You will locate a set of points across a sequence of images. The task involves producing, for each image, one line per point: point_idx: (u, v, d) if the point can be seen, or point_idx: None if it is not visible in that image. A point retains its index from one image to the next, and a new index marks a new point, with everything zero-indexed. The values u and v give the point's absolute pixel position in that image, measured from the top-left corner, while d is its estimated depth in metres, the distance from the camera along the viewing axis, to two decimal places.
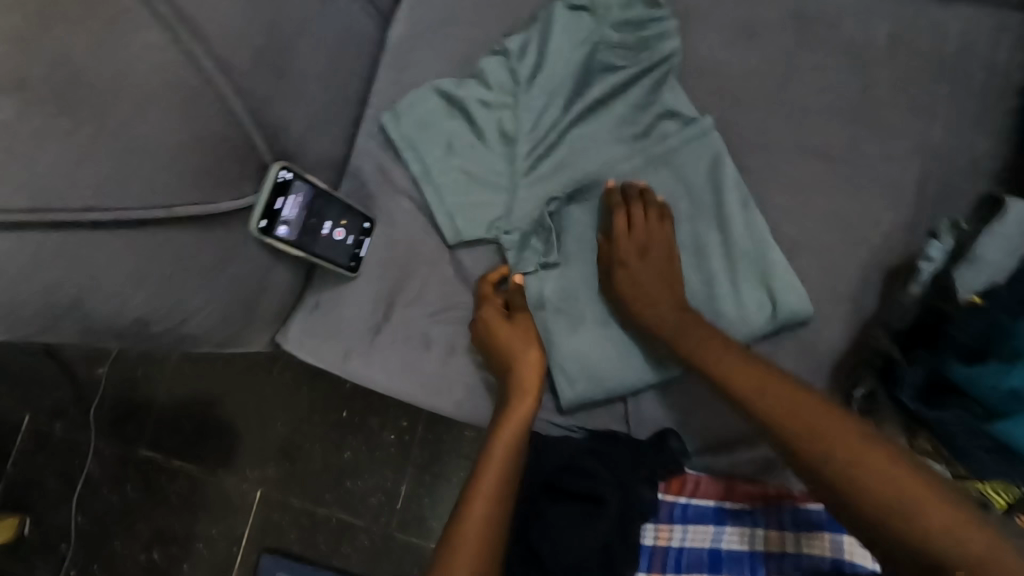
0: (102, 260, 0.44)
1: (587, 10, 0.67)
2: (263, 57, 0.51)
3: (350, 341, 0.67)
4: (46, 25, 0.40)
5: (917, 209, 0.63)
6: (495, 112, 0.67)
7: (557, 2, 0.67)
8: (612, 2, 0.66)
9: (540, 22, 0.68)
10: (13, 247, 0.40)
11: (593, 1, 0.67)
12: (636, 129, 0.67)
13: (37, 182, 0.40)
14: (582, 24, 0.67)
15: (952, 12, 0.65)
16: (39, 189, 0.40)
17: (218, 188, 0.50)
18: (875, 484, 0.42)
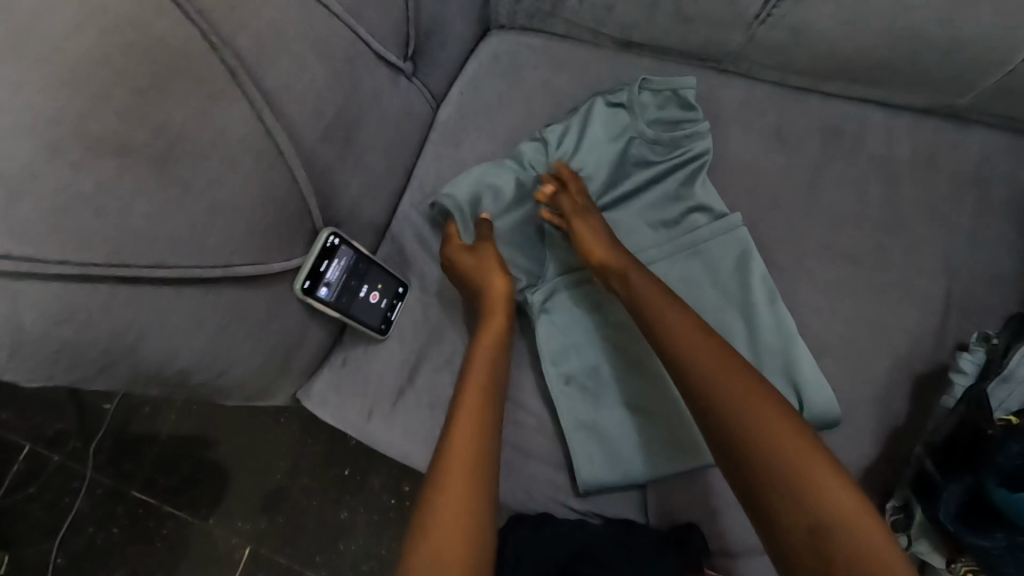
0: (166, 307, 0.45)
1: (625, 106, 0.72)
2: (331, 134, 0.55)
3: (373, 404, 0.67)
4: (156, 99, 0.43)
5: (945, 318, 0.64)
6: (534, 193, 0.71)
7: (597, 98, 0.72)
8: (649, 102, 0.71)
9: (580, 113, 0.72)
10: (87, 293, 0.41)
11: (632, 99, 0.71)
12: (665, 219, 0.70)
13: (125, 234, 0.42)
14: (618, 120, 0.72)
15: (972, 136, 0.69)
16: (128, 242, 0.42)
17: (275, 248, 0.52)
18: (776, 452, 0.45)
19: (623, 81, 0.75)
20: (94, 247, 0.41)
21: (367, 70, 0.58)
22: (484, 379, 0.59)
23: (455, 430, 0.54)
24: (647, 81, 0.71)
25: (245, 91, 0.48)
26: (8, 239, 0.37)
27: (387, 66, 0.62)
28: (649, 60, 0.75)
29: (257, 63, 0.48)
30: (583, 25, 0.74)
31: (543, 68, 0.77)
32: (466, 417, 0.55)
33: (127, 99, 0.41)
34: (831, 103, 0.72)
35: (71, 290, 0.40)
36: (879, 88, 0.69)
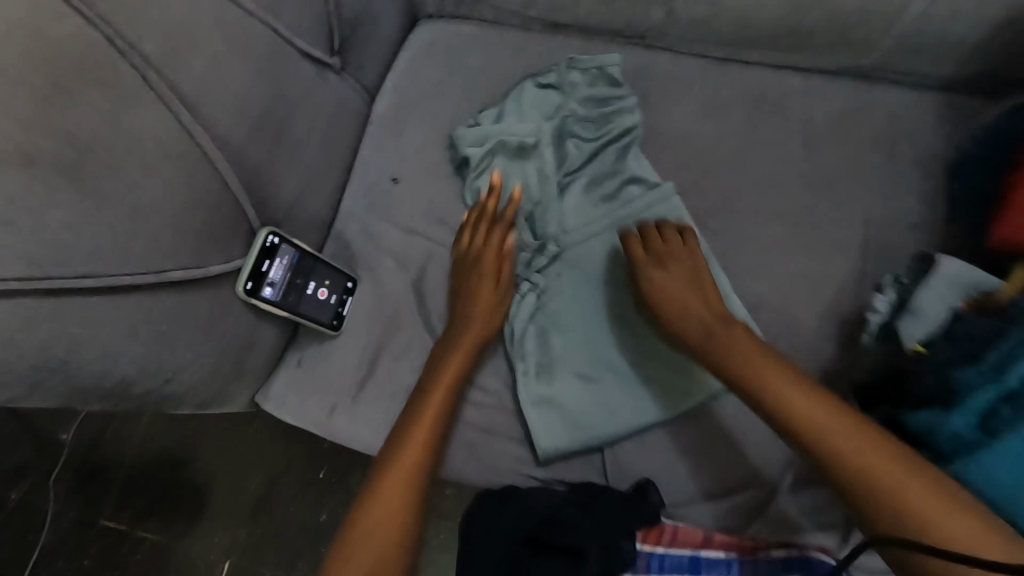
0: (96, 317, 0.45)
1: (554, 86, 0.74)
2: (258, 132, 0.55)
3: (333, 400, 0.68)
4: (61, 108, 0.43)
5: (868, 264, 0.68)
6: (475, 180, 0.72)
7: (527, 81, 0.74)
8: (577, 80, 0.73)
9: (513, 95, 0.74)
10: (8, 309, 0.41)
11: (560, 79, 0.74)
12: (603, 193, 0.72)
13: (43, 246, 0.42)
14: (550, 100, 0.74)
15: (884, 91, 0.73)
16: (47, 253, 0.42)
17: (209, 250, 0.52)
18: (850, 464, 0.44)
19: (554, 61, 0.77)
20: (12, 262, 0.40)
21: (289, 65, 0.58)
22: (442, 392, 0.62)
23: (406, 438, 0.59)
24: (573, 60, 0.74)
25: (156, 92, 0.48)
26: None
27: (312, 62, 0.62)
28: (577, 39, 0.77)
29: (172, 65, 0.48)
30: (509, 9, 0.76)
31: (475, 55, 0.77)
32: (409, 449, 0.58)
33: (31, 111, 0.41)
34: (751, 70, 0.75)
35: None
36: (793, 53, 0.73)
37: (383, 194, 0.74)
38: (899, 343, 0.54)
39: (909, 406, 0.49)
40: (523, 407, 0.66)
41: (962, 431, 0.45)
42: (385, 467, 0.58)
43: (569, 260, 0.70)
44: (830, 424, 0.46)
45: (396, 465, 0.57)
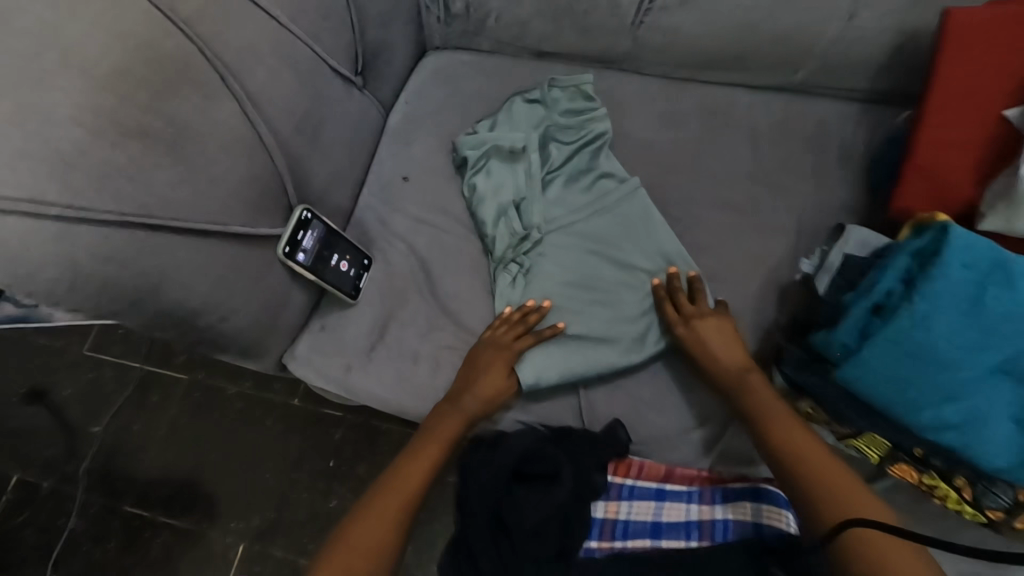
0: (180, 254, 0.58)
1: (539, 102, 0.89)
2: (301, 128, 0.70)
3: (348, 358, 0.80)
4: (168, 97, 0.57)
5: (801, 243, 0.81)
6: (472, 175, 0.86)
7: (516, 97, 0.89)
8: (557, 96, 0.88)
9: (505, 108, 0.88)
10: (123, 238, 0.53)
11: (544, 95, 0.88)
12: (582, 188, 0.85)
13: (150, 194, 0.55)
14: (536, 112, 0.88)
15: (813, 102, 0.88)
16: (152, 200, 0.55)
17: (261, 215, 0.65)
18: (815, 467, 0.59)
19: (539, 82, 0.92)
20: (129, 205, 0.53)
21: (325, 79, 0.73)
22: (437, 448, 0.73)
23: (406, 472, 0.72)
24: (554, 80, 0.88)
25: (232, 92, 0.62)
26: (72, 195, 0.50)
27: (342, 78, 0.77)
28: (559, 65, 0.93)
29: (243, 74, 0.63)
30: (502, 40, 0.92)
31: (472, 78, 0.93)
32: (421, 462, 0.72)
33: (147, 96, 0.55)
34: (702, 87, 0.90)
35: (113, 234, 0.53)
36: (736, 72, 0.88)
37: (394, 189, 0.88)
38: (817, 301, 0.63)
39: (818, 327, 0.61)
40: (518, 374, 0.74)
41: (849, 343, 0.56)
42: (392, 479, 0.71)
43: (552, 242, 0.82)
44: (807, 444, 0.61)
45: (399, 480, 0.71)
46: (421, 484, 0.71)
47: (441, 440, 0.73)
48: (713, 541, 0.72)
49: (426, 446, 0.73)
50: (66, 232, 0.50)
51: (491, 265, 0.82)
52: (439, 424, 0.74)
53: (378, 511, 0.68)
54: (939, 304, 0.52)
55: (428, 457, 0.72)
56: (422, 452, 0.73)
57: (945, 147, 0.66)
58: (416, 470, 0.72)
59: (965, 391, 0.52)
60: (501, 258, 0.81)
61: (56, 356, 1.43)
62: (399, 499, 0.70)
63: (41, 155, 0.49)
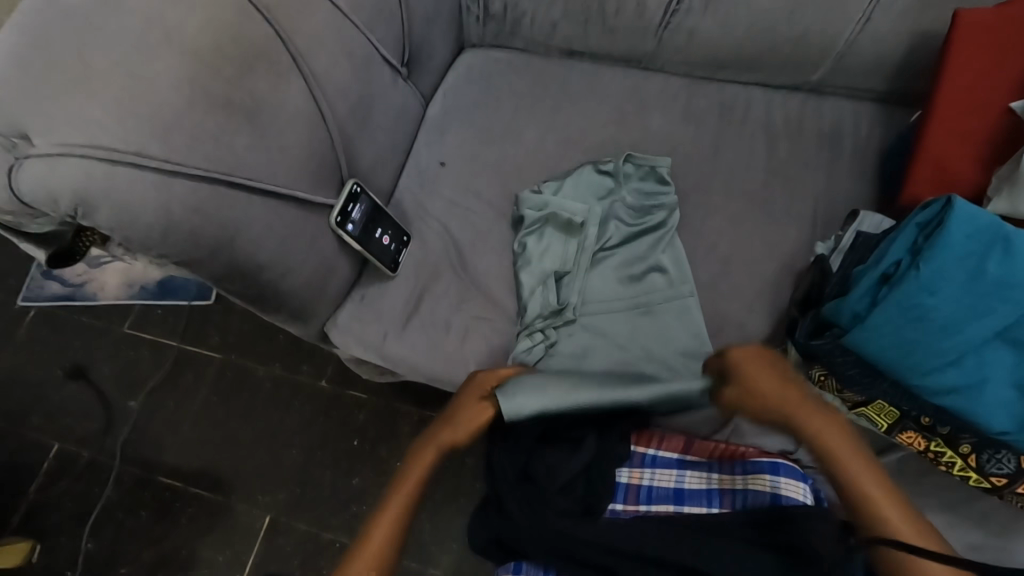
0: (253, 211, 0.64)
1: (611, 174, 0.90)
2: (355, 109, 0.76)
3: (387, 327, 0.86)
4: (248, 71, 0.64)
5: (814, 231, 0.85)
6: (525, 236, 0.87)
7: (588, 165, 0.90)
8: (631, 172, 0.89)
9: (573, 174, 0.89)
10: (207, 192, 0.60)
11: (616, 168, 0.89)
12: (631, 271, 0.85)
13: (231, 156, 0.61)
14: (604, 183, 0.90)
15: (828, 101, 0.92)
16: (233, 161, 0.62)
17: (319, 184, 0.72)
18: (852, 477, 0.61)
19: (568, 78, 0.98)
20: (213, 164, 0.60)
21: (377, 67, 0.80)
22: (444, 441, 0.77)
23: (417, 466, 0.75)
24: (632, 155, 0.89)
25: (301, 72, 0.69)
26: (168, 152, 0.57)
27: (390, 67, 0.84)
28: (587, 63, 0.99)
29: (310, 56, 0.70)
30: (534, 40, 0.99)
31: (506, 74, 1.00)
32: (402, 492, 0.73)
33: (232, 70, 0.62)
34: (722, 86, 0.96)
35: (200, 187, 0.59)
36: (754, 73, 0.93)
37: (432, 174, 0.94)
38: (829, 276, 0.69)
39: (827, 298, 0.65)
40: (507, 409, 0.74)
41: (859, 311, 0.60)
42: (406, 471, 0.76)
43: (584, 323, 0.83)
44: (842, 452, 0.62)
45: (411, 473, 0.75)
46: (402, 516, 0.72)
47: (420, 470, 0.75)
48: (733, 508, 0.74)
49: (407, 478, 0.75)
50: (161, 182, 0.57)
51: (519, 328, 0.84)
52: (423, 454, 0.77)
53: (395, 507, 0.72)
54: (942, 270, 0.56)
55: (403, 490, 0.74)
56: (399, 487, 0.74)
57: (952, 138, 0.70)
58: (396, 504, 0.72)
59: (967, 354, 0.57)
60: (533, 325, 0.83)
61: (97, 334, 1.51)
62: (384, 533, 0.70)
63: (144, 116, 0.57)
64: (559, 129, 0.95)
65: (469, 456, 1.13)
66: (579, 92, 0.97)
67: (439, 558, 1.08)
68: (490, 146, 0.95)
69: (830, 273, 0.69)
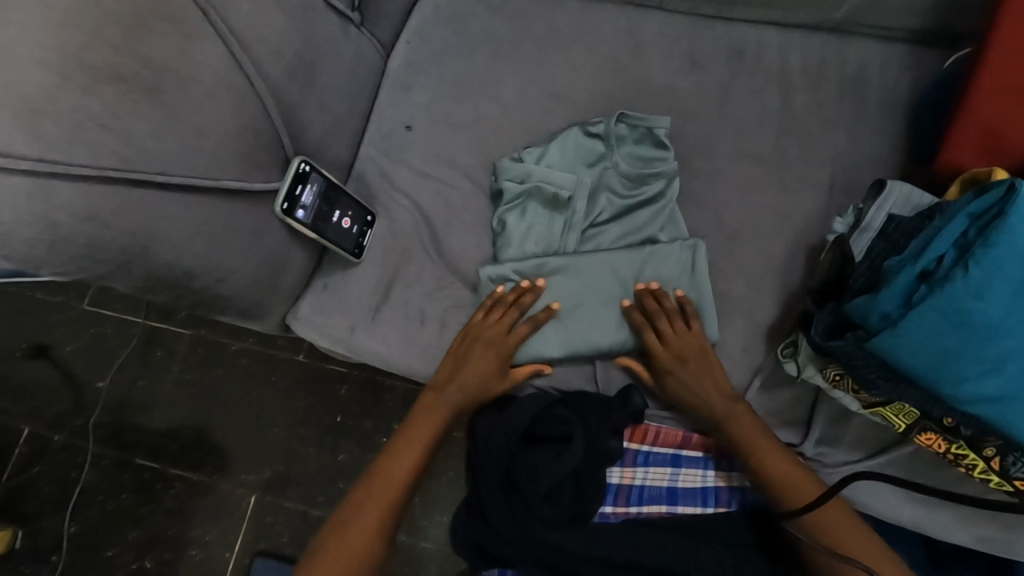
0: (170, 210, 0.53)
1: (602, 137, 0.77)
2: (293, 70, 0.63)
3: (355, 318, 0.75)
4: (141, 31, 0.51)
5: (832, 198, 0.76)
6: (504, 212, 0.76)
7: (576, 127, 0.77)
8: (624, 135, 0.77)
9: (558, 138, 0.77)
10: (103, 193, 0.49)
11: (607, 130, 0.76)
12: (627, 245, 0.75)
13: (130, 145, 0.50)
14: (594, 149, 0.77)
15: (853, 43, 0.80)
16: (133, 152, 0.50)
17: (253, 169, 0.60)
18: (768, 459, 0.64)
19: (551, 19, 0.84)
20: (106, 157, 0.48)
21: (319, 16, 0.66)
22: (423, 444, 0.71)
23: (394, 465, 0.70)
24: (625, 115, 0.76)
25: (216, 31, 0.56)
26: (41, 147, 0.46)
27: (336, 14, 0.70)
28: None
29: (225, 8, 0.57)
30: None
31: (480, 16, 0.85)
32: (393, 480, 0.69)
33: (116, 30, 0.49)
34: (732, 26, 0.82)
35: (91, 191, 0.48)
36: (771, 9, 0.80)
37: (397, 140, 0.81)
38: (852, 263, 0.60)
39: (852, 292, 0.58)
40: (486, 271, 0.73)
41: (890, 310, 0.52)
42: (383, 470, 0.70)
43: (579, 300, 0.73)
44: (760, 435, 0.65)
45: (389, 474, 0.69)
46: (401, 491, 0.69)
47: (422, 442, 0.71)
48: (729, 506, 0.71)
49: (385, 480, 0.69)
50: (40, 189, 0.46)
51: None
52: (422, 422, 0.72)
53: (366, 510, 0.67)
54: (995, 267, 0.48)
55: (383, 496, 0.68)
56: (377, 492, 0.68)
57: (1005, 95, 0.59)
58: (394, 478, 0.69)
59: (1010, 361, 0.49)
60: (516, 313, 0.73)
61: (56, 312, 1.40)
62: (380, 503, 0.68)
63: (1, 101, 0.44)
64: (543, 82, 0.82)
65: (457, 433, 1.09)
66: (566, 36, 0.83)
67: (429, 533, 1.06)
68: (464, 104, 0.82)
69: (853, 260, 0.60)
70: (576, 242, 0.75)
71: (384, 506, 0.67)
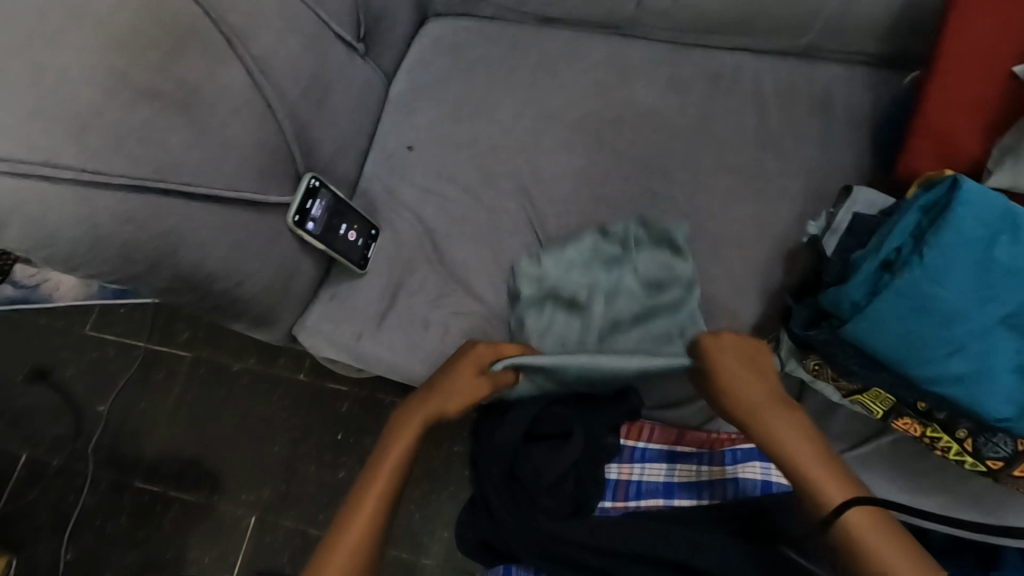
0: (196, 217, 0.58)
1: (619, 240, 0.80)
2: (307, 94, 0.69)
3: (360, 326, 0.79)
4: (175, 56, 0.56)
5: (806, 206, 0.81)
6: (523, 313, 0.78)
7: (592, 231, 0.80)
8: (644, 240, 0.79)
9: (575, 242, 0.80)
10: (138, 200, 0.53)
11: (626, 234, 0.79)
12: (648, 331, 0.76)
13: (163, 156, 0.55)
14: (612, 250, 0.80)
15: (820, 66, 0.87)
16: (166, 162, 0.55)
17: (271, 183, 0.65)
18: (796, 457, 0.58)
19: (543, 48, 0.91)
20: (142, 167, 0.53)
21: (331, 45, 0.72)
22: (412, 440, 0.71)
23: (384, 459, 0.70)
24: (643, 222, 0.79)
25: (240, 58, 0.62)
26: (85, 157, 0.50)
27: (346, 44, 0.76)
28: (563, 31, 0.92)
29: (248, 36, 0.62)
30: (506, 6, 0.91)
31: (477, 46, 0.92)
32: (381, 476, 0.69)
33: (154, 54, 0.55)
34: (708, 52, 0.89)
35: (128, 197, 0.53)
36: (743, 36, 0.87)
37: (400, 159, 0.87)
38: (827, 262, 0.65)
39: (825, 286, 0.63)
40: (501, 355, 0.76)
41: (858, 299, 0.57)
42: (374, 465, 0.70)
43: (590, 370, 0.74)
44: (788, 430, 0.60)
45: (380, 470, 0.69)
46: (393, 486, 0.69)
47: (409, 439, 0.71)
48: (724, 499, 0.73)
49: (379, 476, 0.69)
50: (83, 195, 0.51)
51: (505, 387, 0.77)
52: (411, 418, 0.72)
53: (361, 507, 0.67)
54: (947, 253, 0.53)
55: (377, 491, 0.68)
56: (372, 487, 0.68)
57: (951, 108, 0.66)
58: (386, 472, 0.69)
59: (970, 343, 0.54)
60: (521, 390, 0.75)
61: (59, 336, 1.42)
62: (375, 501, 0.68)
63: (52, 117, 0.49)
64: (536, 105, 0.89)
65: (457, 445, 1.11)
66: (557, 63, 0.90)
67: (430, 547, 1.07)
68: (463, 126, 0.88)
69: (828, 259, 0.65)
70: (614, 380, 0.71)
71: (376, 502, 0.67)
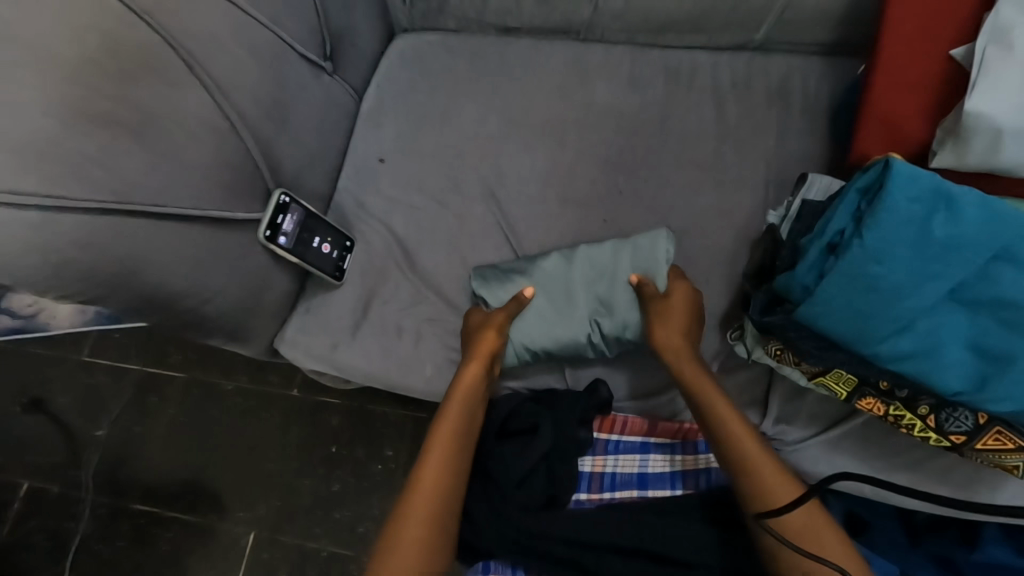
0: (158, 237, 0.60)
1: None
2: (268, 112, 0.71)
3: (335, 336, 0.80)
4: (132, 84, 0.59)
5: (768, 196, 0.83)
6: None
7: None
8: None
9: None
10: (98, 223, 0.56)
11: None
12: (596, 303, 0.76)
13: (122, 180, 0.57)
14: None
15: (775, 58, 0.89)
16: (125, 186, 0.57)
17: (235, 201, 0.67)
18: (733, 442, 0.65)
19: (505, 56, 0.93)
20: (101, 191, 0.56)
21: (292, 65, 0.74)
22: (453, 435, 0.68)
23: (429, 457, 0.67)
24: None
25: (199, 82, 0.64)
26: (45, 184, 0.53)
27: (308, 63, 0.78)
28: (525, 39, 0.94)
29: (205, 61, 0.65)
30: (466, 18, 0.93)
31: (441, 58, 0.94)
32: (430, 476, 0.66)
33: (109, 83, 0.57)
34: (667, 50, 0.91)
35: (87, 220, 0.55)
36: (699, 34, 0.89)
37: (370, 172, 0.89)
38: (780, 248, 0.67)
39: (780, 270, 0.64)
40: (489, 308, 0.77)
41: (807, 282, 0.59)
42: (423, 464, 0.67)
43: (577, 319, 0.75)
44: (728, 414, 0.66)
45: (427, 466, 0.66)
46: (446, 482, 0.66)
47: (449, 432, 0.68)
48: (696, 488, 0.75)
49: (425, 475, 0.66)
50: (43, 221, 0.53)
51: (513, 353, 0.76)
52: (447, 411, 0.70)
53: (414, 510, 0.64)
54: (886, 233, 0.54)
55: (428, 487, 0.65)
56: (422, 490, 0.65)
57: (895, 91, 0.67)
58: (432, 466, 0.67)
59: (919, 319, 0.55)
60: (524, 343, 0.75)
61: (53, 363, 1.44)
62: (426, 506, 0.64)
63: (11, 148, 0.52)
64: (501, 112, 0.91)
65: None
66: (519, 70, 0.92)
67: None
68: (431, 136, 0.90)
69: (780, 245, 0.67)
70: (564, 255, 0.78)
71: (431, 502, 0.64)
